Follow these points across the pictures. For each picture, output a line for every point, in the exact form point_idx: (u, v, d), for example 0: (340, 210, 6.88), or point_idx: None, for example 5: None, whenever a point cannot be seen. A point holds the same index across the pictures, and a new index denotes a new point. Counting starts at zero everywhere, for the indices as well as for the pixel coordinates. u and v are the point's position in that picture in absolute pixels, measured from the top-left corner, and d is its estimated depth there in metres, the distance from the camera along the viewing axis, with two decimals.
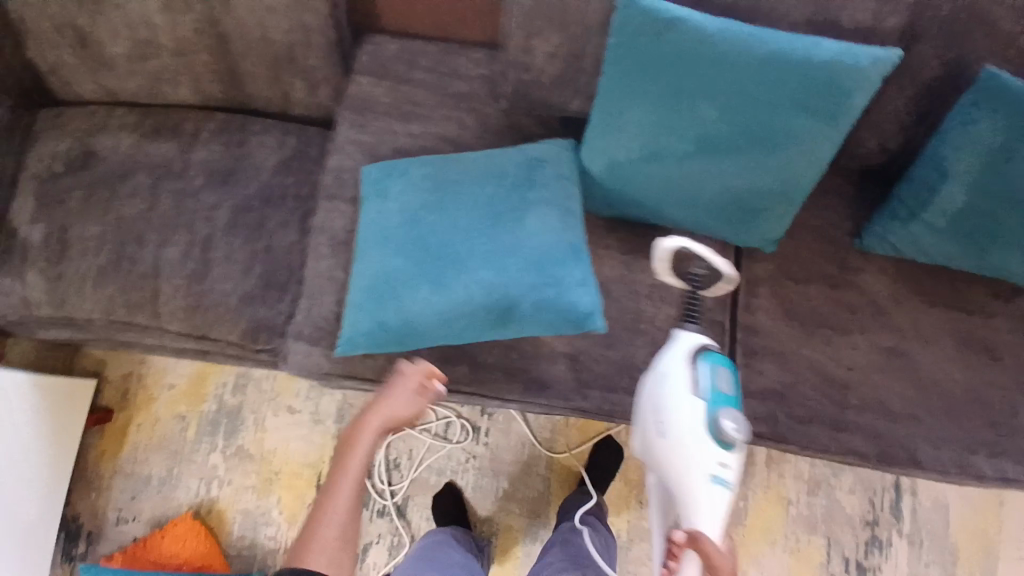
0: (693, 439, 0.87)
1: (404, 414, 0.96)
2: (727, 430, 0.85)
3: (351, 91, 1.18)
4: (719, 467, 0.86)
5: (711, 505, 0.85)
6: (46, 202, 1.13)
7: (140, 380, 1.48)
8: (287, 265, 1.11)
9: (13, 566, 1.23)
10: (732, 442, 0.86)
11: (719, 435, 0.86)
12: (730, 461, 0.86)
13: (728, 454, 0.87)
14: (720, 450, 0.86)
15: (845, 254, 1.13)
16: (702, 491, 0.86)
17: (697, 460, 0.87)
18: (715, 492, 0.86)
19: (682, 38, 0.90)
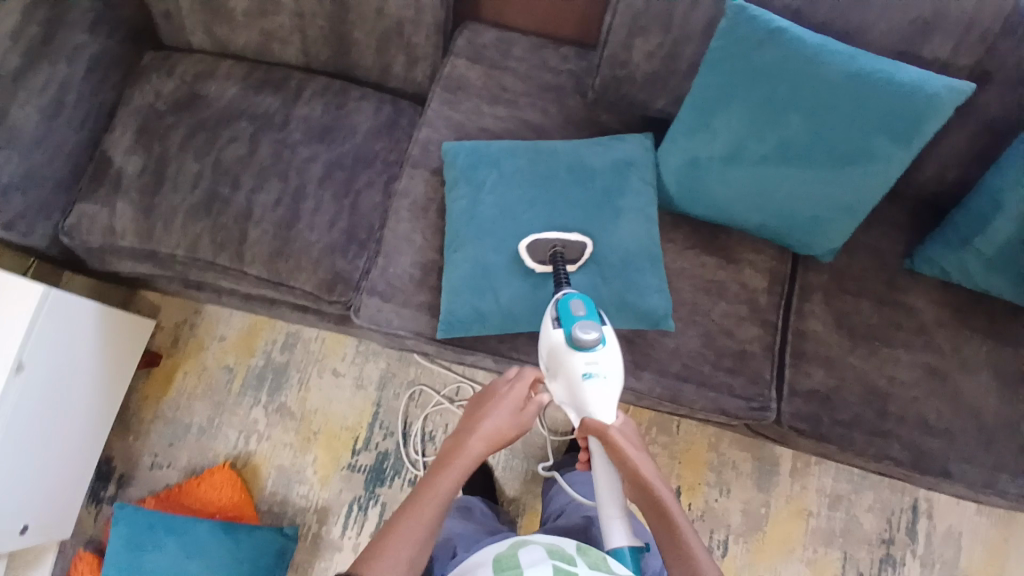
0: (563, 353, 0.95)
1: (510, 433, 0.91)
2: (579, 340, 0.92)
3: (446, 72, 1.26)
4: (587, 368, 0.93)
5: (601, 398, 0.93)
6: (147, 137, 1.20)
7: (192, 328, 1.53)
8: (368, 224, 1.16)
9: (51, 488, 1.28)
10: (589, 345, 0.92)
11: (575, 345, 0.93)
12: (585, 363, 0.93)
13: (599, 357, 0.93)
14: (587, 358, 0.93)
15: (893, 274, 1.20)
16: (578, 391, 0.93)
17: (561, 368, 0.95)
18: (597, 387, 0.93)
19: (774, 50, 0.98)
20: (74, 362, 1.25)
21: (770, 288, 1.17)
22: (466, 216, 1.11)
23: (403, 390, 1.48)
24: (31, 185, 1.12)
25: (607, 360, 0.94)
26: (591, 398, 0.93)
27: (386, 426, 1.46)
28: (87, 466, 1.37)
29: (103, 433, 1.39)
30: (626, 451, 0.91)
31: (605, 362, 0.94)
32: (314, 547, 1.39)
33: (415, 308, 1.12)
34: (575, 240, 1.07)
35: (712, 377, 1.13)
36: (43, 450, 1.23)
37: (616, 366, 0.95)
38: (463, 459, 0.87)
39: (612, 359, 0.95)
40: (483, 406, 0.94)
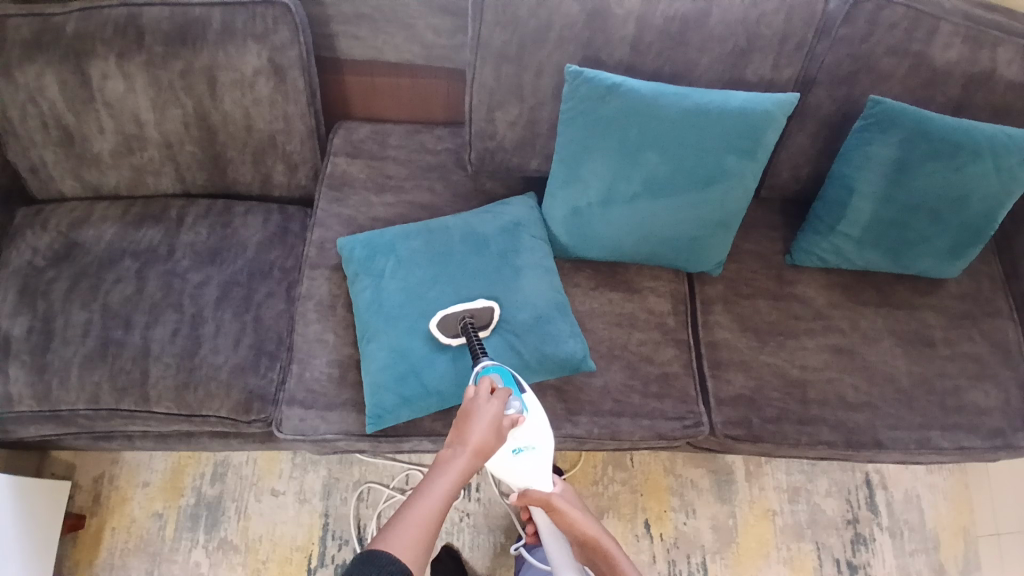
0: None
1: (495, 444, 0.89)
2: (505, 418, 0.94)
3: (328, 171, 1.29)
4: (515, 444, 0.97)
5: (535, 469, 0.99)
6: (30, 295, 1.15)
7: (112, 481, 1.43)
8: (276, 334, 1.15)
9: None
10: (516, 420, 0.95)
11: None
12: (514, 440, 0.97)
13: (528, 433, 0.97)
14: (517, 436, 0.97)
15: (781, 270, 1.30)
16: (512, 467, 0.99)
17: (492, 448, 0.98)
18: (530, 459, 0.98)
19: (620, 99, 1.07)
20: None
21: (675, 309, 1.24)
22: (373, 305, 1.12)
23: (350, 493, 1.43)
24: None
25: (534, 435, 0.97)
26: (529, 471, 0.99)
27: (340, 536, 1.39)
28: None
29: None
30: (568, 511, 1.03)
31: (531, 434, 0.97)
32: None
33: (340, 407, 1.10)
34: (482, 306, 1.09)
35: (643, 406, 1.16)
36: None
37: (546, 435, 0.99)
38: (453, 469, 0.86)
39: (540, 430, 0.98)
40: (465, 416, 0.90)
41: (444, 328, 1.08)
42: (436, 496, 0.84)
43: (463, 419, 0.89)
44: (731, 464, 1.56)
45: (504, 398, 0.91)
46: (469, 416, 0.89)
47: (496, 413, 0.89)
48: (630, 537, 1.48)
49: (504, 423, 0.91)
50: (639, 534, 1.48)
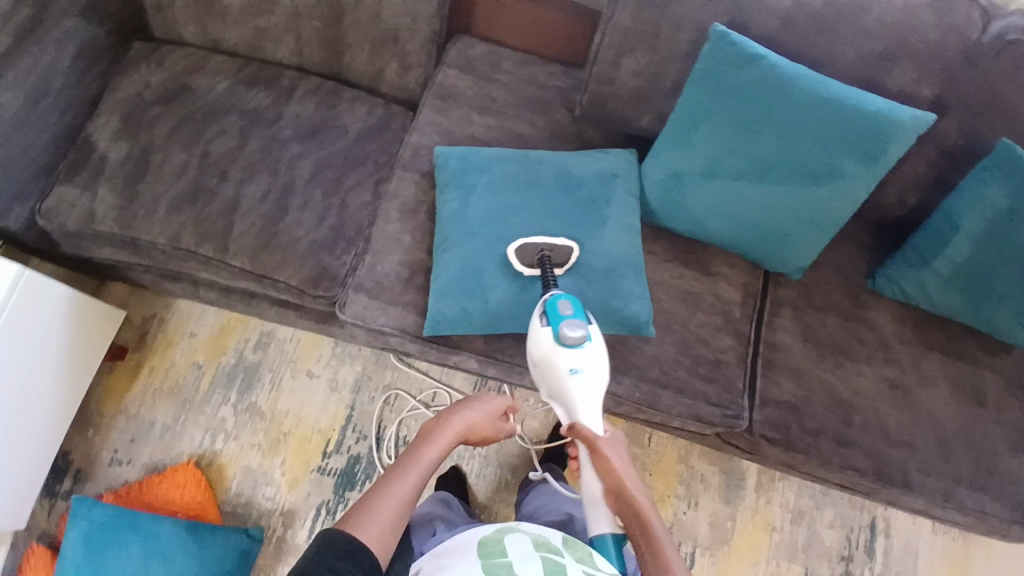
0: (549, 354, 1.00)
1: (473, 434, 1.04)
2: (566, 338, 0.98)
3: (438, 80, 1.29)
4: (572, 365, 0.99)
5: (588, 394, 0.99)
6: (134, 125, 1.18)
7: (161, 324, 1.49)
8: (357, 222, 1.17)
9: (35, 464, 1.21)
10: (576, 341, 0.98)
11: (562, 344, 0.99)
12: (570, 362, 0.99)
13: (583, 356, 0.99)
14: (573, 356, 0.99)
15: (858, 292, 1.28)
16: (566, 390, 1.00)
17: (548, 371, 1.01)
18: (585, 385, 0.99)
19: (756, 72, 1.04)
20: (30, 356, 1.12)
21: (743, 301, 1.23)
22: (457, 217, 1.13)
23: (378, 393, 1.48)
24: (10, 165, 1.10)
25: (590, 358, 1.00)
26: (580, 397, 1.00)
27: (359, 430, 1.45)
28: (37, 476, 1.24)
29: (58, 440, 1.27)
30: (613, 461, 0.98)
31: (586, 358, 0.99)
32: (277, 552, 1.35)
33: (402, 306, 1.13)
34: (562, 244, 1.10)
35: (688, 384, 1.16)
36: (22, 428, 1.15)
37: (600, 361, 1.01)
38: (433, 450, 0.97)
39: (596, 355, 1.01)
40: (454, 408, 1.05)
41: (519, 255, 1.09)
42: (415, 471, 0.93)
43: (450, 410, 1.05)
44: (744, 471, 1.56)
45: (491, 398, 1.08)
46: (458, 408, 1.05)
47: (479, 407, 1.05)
48: None
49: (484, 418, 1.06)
50: None
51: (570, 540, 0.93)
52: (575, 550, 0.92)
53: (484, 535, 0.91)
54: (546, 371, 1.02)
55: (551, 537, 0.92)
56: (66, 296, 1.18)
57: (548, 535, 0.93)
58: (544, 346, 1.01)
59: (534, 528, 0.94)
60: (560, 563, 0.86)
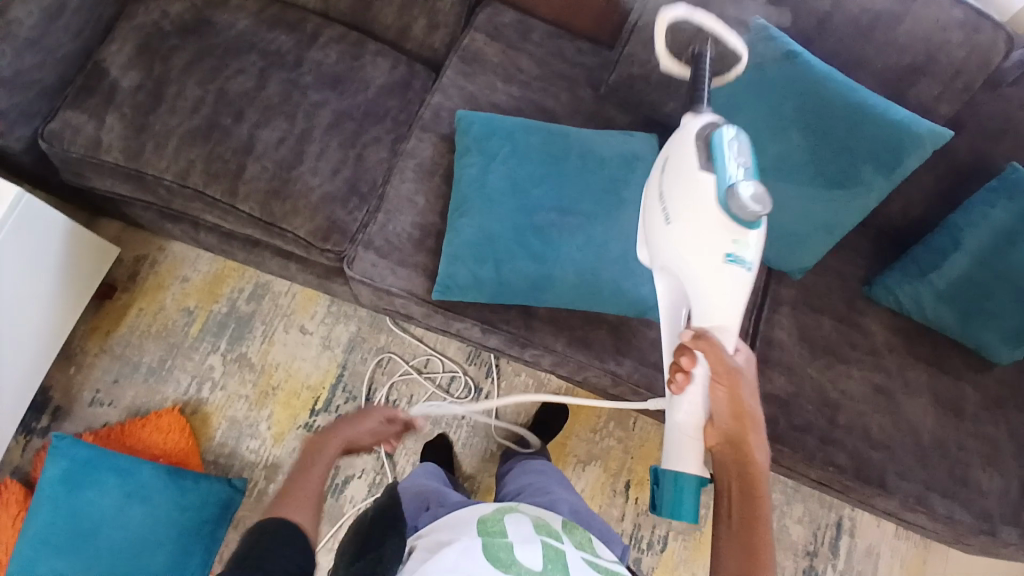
0: (706, 215, 0.69)
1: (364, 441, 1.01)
2: (742, 205, 0.66)
3: (465, 44, 1.27)
4: (731, 248, 0.69)
5: (737, 292, 0.72)
6: (148, 54, 1.14)
7: (153, 266, 1.44)
8: (373, 178, 1.15)
9: (18, 390, 1.17)
10: (750, 215, 0.67)
11: (730, 207, 0.67)
12: (732, 241, 0.69)
13: (752, 237, 0.70)
14: (735, 232, 0.69)
15: (855, 297, 1.30)
16: (710, 274, 0.71)
17: (696, 243, 0.70)
18: (739, 282, 0.71)
19: (792, 68, 1.05)
20: (20, 285, 1.07)
21: None
22: (475, 182, 1.12)
23: (370, 355, 1.47)
24: (16, 82, 1.06)
25: (757, 243, 0.70)
26: (726, 289, 0.72)
27: (349, 390, 1.44)
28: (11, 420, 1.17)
29: (35, 383, 1.21)
30: (748, 402, 0.79)
31: (752, 244, 0.70)
32: (258, 504, 1.34)
33: (410, 268, 1.12)
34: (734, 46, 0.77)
35: None
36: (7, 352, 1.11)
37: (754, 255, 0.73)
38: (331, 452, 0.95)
39: (760, 240, 0.71)
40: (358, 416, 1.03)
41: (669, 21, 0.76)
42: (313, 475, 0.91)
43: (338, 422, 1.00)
44: None
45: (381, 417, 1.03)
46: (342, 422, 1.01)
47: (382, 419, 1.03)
48: (608, 491, 1.51)
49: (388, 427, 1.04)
50: (617, 490, 1.50)
51: (570, 526, 0.97)
52: (574, 536, 0.95)
53: (483, 512, 0.91)
54: (688, 235, 0.71)
55: (551, 522, 0.96)
56: (63, 225, 1.13)
57: (549, 519, 0.97)
58: (698, 205, 0.69)
59: (535, 512, 0.98)
60: (560, 547, 0.87)
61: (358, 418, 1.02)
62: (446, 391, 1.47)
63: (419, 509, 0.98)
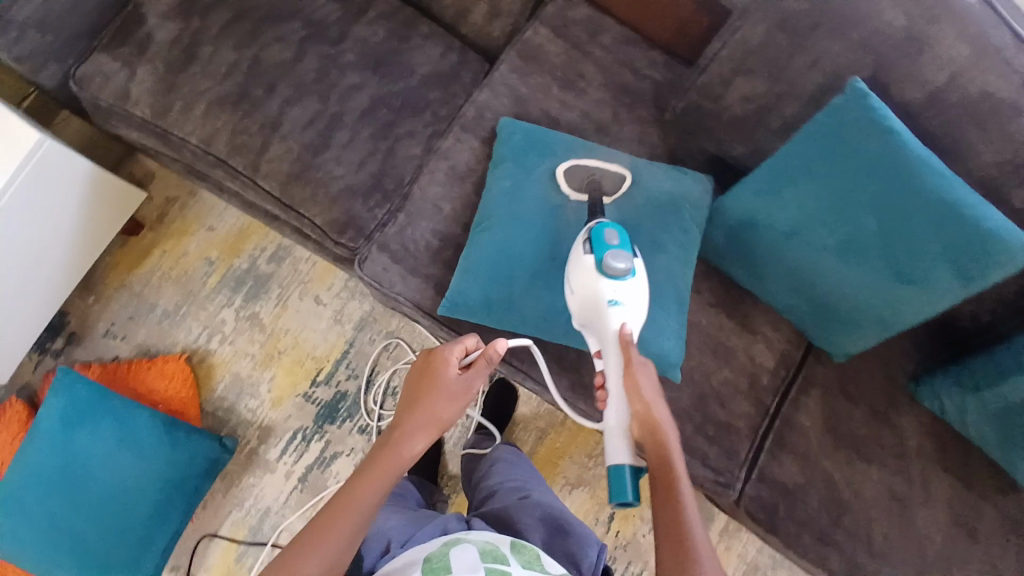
0: (589, 281, 0.89)
1: (444, 415, 0.86)
2: (609, 268, 0.86)
3: (527, 38, 1.15)
4: (611, 296, 0.87)
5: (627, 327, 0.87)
6: (190, 5, 1.08)
7: (182, 210, 1.44)
8: (399, 175, 1.08)
9: (41, 312, 1.24)
10: (618, 273, 0.87)
11: (603, 274, 0.88)
12: (610, 289, 0.87)
13: (626, 286, 0.88)
14: (613, 286, 0.87)
15: (895, 392, 1.18)
16: (601, 319, 0.88)
17: (587, 302, 0.89)
18: (623, 317, 0.87)
19: (882, 144, 0.89)
20: (38, 223, 1.10)
21: (775, 370, 1.14)
22: (505, 200, 1.04)
23: (379, 338, 1.44)
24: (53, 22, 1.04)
25: (634, 290, 0.88)
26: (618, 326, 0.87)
27: (353, 368, 1.43)
28: (24, 343, 1.24)
29: (49, 314, 1.27)
30: (648, 386, 0.82)
31: (630, 291, 0.88)
32: (247, 462, 1.38)
33: (422, 278, 1.06)
34: (615, 172, 1.05)
35: (691, 441, 1.09)
36: (30, 280, 1.17)
37: (641, 298, 0.89)
38: (400, 445, 0.84)
39: (639, 290, 0.89)
40: (429, 367, 0.89)
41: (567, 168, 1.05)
42: (377, 480, 0.82)
43: (416, 378, 0.89)
44: (716, 512, 1.52)
45: (457, 347, 0.88)
46: (418, 381, 0.89)
47: (452, 363, 0.88)
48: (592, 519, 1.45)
49: (471, 376, 0.87)
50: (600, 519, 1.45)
51: (519, 544, 0.90)
52: (523, 554, 0.89)
53: (430, 550, 0.88)
54: (584, 294, 0.90)
55: (500, 544, 0.90)
56: (86, 169, 1.15)
57: (496, 541, 0.90)
58: (585, 275, 0.89)
59: (483, 535, 0.91)
60: (506, 569, 0.84)
61: (438, 391, 0.86)
62: None
63: (376, 550, 0.93)
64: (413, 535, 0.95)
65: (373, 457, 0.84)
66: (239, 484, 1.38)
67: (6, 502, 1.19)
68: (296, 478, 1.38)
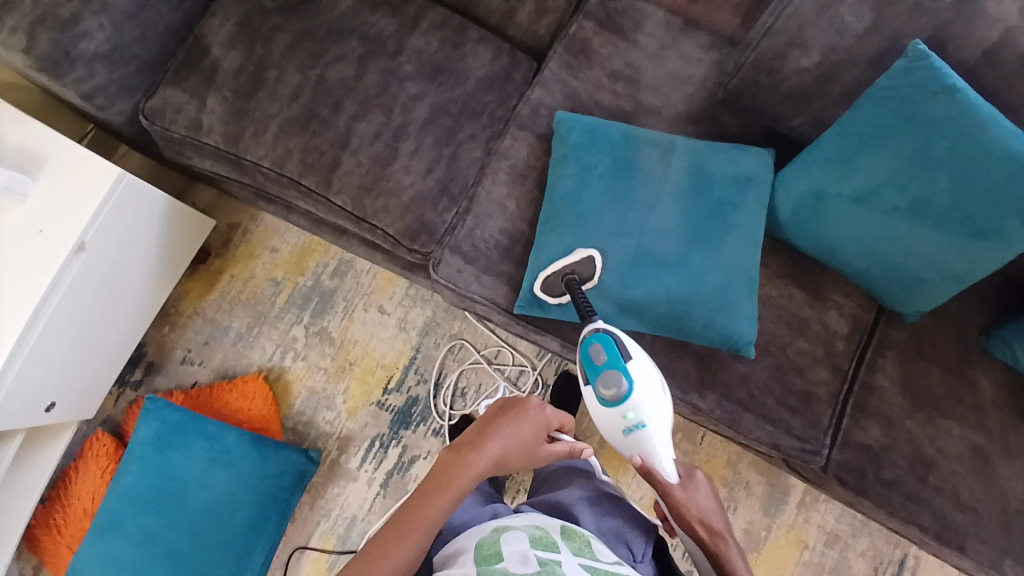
0: (601, 412, 0.98)
1: (516, 455, 0.88)
2: (607, 395, 0.95)
3: (572, 33, 1.18)
4: (624, 418, 0.95)
5: (651, 442, 0.96)
6: (250, 34, 1.13)
7: (245, 234, 1.50)
8: (464, 178, 1.11)
9: (125, 340, 1.31)
10: (618, 395, 0.95)
11: (607, 401, 0.96)
12: (621, 416, 0.96)
13: (634, 400, 0.95)
14: (620, 410, 0.95)
15: (968, 347, 1.17)
16: (627, 443, 0.97)
17: (611, 431, 0.99)
18: (644, 436, 0.95)
19: (951, 106, 0.91)
20: (118, 255, 1.15)
21: (849, 335, 1.15)
22: (570, 194, 1.06)
23: (444, 340, 1.47)
24: (118, 57, 1.10)
25: (643, 402, 0.95)
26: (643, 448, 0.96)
27: (421, 373, 1.46)
28: (112, 369, 1.31)
29: (132, 342, 1.33)
30: (689, 507, 0.92)
31: (642, 406, 0.95)
32: (329, 472, 1.42)
33: (495, 276, 1.09)
34: (583, 257, 1.02)
35: (774, 412, 1.11)
36: (118, 312, 1.24)
37: (655, 402, 0.96)
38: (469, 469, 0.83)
39: (646, 397, 0.95)
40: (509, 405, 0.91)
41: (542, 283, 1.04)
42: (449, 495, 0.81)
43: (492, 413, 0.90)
44: (791, 484, 1.51)
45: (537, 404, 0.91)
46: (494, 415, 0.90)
47: (533, 417, 0.90)
48: None
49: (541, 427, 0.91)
50: None
51: (569, 530, 0.86)
52: (573, 540, 0.84)
53: (481, 537, 0.84)
54: (603, 426, 0.99)
55: (550, 530, 0.85)
56: (161, 202, 1.20)
57: (545, 527, 0.86)
58: (597, 409, 0.98)
59: (530, 522, 0.88)
60: (556, 557, 0.78)
61: (512, 425, 0.88)
62: (514, 383, 1.46)
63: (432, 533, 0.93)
64: (466, 520, 0.93)
65: (438, 472, 0.83)
66: (323, 494, 1.41)
67: (100, 531, 1.24)
68: (377, 484, 1.41)
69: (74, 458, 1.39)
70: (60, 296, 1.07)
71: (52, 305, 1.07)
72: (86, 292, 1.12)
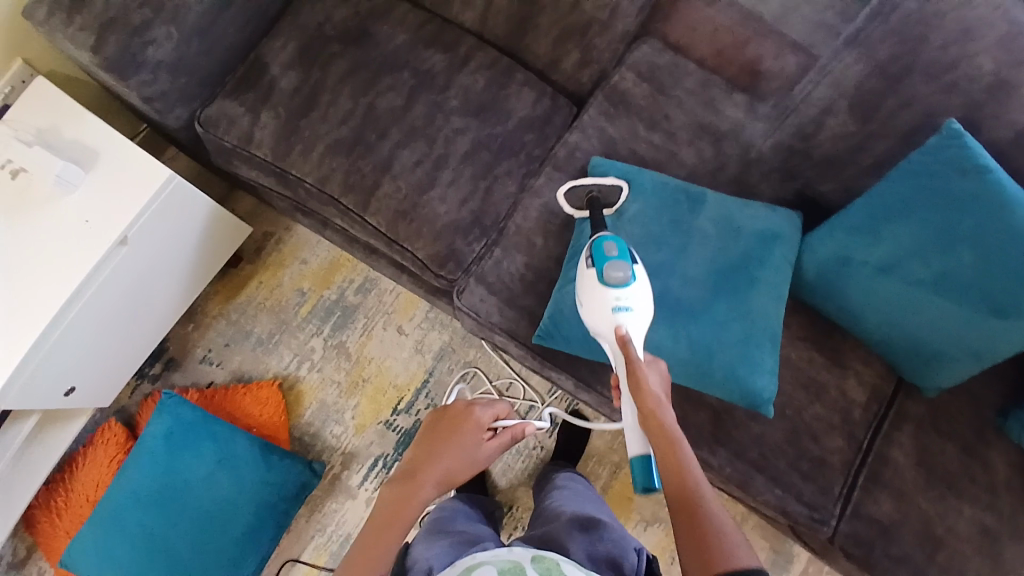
0: (592, 293, 0.92)
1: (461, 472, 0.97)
2: (610, 277, 0.90)
3: (614, 83, 1.22)
4: (617, 303, 0.89)
5: (634, 331, 0.90)
6: (309, 57, 1.19)
7: (278, 244, 1.54)
8: (496, 212, 1.15)
9: (153, 334, 1.34)
10: (619, 278, 0.90)
11: (604, 283, 0.91)
12: (614, 297, 0.90)
13: (630, 290, 0.90)
14: (614, 295, 0.90)
15: (987, 428, 1.15)
16: (608, 325, 0.90)
17: (593, 315, 0.92)
18: (630, 322, 0.89)
19: (980, 184, 0.93)
20: (157, 253, 1.19)
21: (866, 405, 1.14)
22: None
23: (457, 367, 1.48)
24: (183, 67, 1.16)
25: (639, 294, 0.91)
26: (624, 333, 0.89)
27: (432, 398, 1.46)
28: (135, 361, 1.34)
29: (158, 337, 1.37)
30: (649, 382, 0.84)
31: (636, 296, 0.90)
32: (330, 487, 1.42)
33: (517, 309, 1.10)
34: (611, 183, 1.12)
35: (784, 474, 1.10)
36: (149, 307, 1.27)
37: (647, 300, 0.92)
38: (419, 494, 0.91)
39: (641, 292, 0.91)
40: (453, 424, 1.00)
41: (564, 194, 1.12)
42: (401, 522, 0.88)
43: (439, 437, 0.99)
44: (796, 552, 1.47)
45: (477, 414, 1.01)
46: (440, 438, 0.99)
47: (477, 433, 0.99)
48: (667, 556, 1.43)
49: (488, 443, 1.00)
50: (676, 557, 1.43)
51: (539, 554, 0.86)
52: (543, 562, 0.85)
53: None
54: (588, 306, 0.92)
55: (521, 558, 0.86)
56: (204, 208, 1.24)
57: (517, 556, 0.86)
58: (587, 290, 0.93)
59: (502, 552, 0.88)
60: None
61: (455, 446, 0.98)
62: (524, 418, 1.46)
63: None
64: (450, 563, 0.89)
65: (392, 505, 0.90)
66: (322, 508, 1.41)
67: (101, 523, 1.25)
68: None
69: (84, 444, 1.42)
70: (97, 285, 1.11)
71: (86, 294, 1.10)
72: (122, 285, 1.16)
